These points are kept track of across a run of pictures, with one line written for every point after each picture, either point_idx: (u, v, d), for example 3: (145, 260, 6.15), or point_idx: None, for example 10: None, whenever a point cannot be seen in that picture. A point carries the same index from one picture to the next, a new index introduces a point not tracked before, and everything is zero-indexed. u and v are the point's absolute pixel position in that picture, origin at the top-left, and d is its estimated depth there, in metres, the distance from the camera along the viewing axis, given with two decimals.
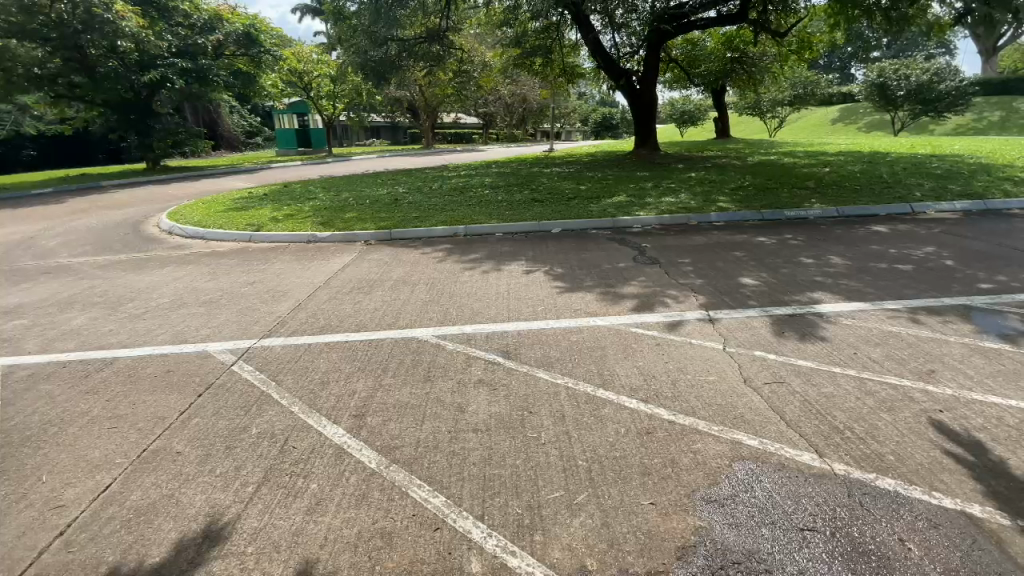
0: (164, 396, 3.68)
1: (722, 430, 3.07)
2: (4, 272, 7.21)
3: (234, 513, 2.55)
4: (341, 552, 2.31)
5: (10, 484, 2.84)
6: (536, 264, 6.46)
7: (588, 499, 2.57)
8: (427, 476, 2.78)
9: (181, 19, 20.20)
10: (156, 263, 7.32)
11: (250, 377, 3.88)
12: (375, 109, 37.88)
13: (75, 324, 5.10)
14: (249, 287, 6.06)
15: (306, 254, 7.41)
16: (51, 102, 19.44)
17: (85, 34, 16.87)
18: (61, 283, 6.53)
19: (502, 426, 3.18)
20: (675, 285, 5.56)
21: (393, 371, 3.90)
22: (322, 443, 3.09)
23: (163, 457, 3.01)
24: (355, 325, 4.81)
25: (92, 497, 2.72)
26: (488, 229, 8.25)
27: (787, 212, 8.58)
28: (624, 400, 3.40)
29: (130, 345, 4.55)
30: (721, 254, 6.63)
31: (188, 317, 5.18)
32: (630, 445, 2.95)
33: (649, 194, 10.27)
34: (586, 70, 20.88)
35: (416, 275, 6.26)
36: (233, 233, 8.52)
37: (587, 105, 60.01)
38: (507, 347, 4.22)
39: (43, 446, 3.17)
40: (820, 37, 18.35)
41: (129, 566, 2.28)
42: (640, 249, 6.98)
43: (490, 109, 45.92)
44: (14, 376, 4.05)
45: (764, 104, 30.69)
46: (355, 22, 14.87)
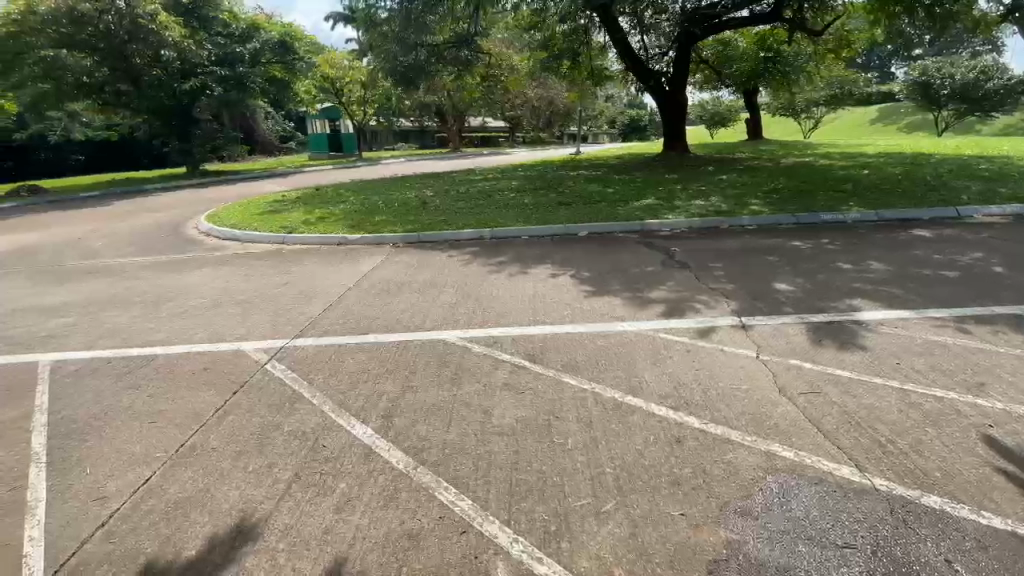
0: (202, 392, 3.80)
1: (756, 441, 2.97)
2: (53, 271, 7.57)
3: (266, 510, 2.60)
4: (368, 553, 2.32)
5: (56, 476, 2.97)
6: (562, 268, 6.42)
7: (615, 507, 2.53)
8: (452, 479, 2.78)
9: (221, 29, 21.00)
10: (192, 264, 7.58)
11: (283, 376, 3.97)
12: (404, 112, 38.58)
13: (117, 323, 5.32)
14: (280, 288, 6.21)
15: (336, 256, 7.56)
16: (99, 108, 20.36)
17: (130, 43, 17.72)
18: (104, 283, 6.83)
19: (528, 430, 3.17)
20: (705, 290, 5.44)
21: (421, 373, 3.93)
22: (351, 442, 3.14)
23: (199, 453, 3.10)
24: (383, 326, 4.87)
25: (132, 490, 2.82)
26: (515, 233, 8.24)
27: (823, 216, 8.31)
28: (653, 407, 3.33)
29: (168, 343, 4.72)
30: (752, 259, 6.46)
31: (222, 317, 5.34)
32: (659, 453, 2.90)
33: (678, 198, 10.09)
34: (614, 72, 20.77)
35: (443, 277, 6.32)
36: (267, 235, 8.78)
37: (614, 108, 59.63)
38: (533, 351, 4.20)
39: (87, 438, 3.31)
40: (859, 35, 17.84)
41: (165, 559, 2.35)
42: (670, 252, 6.86)
43: (517, 113, 46.11)
44: (60, 372, 4.25)
45: (798, 105, 29.95)
46: (386, 29, 15.15)
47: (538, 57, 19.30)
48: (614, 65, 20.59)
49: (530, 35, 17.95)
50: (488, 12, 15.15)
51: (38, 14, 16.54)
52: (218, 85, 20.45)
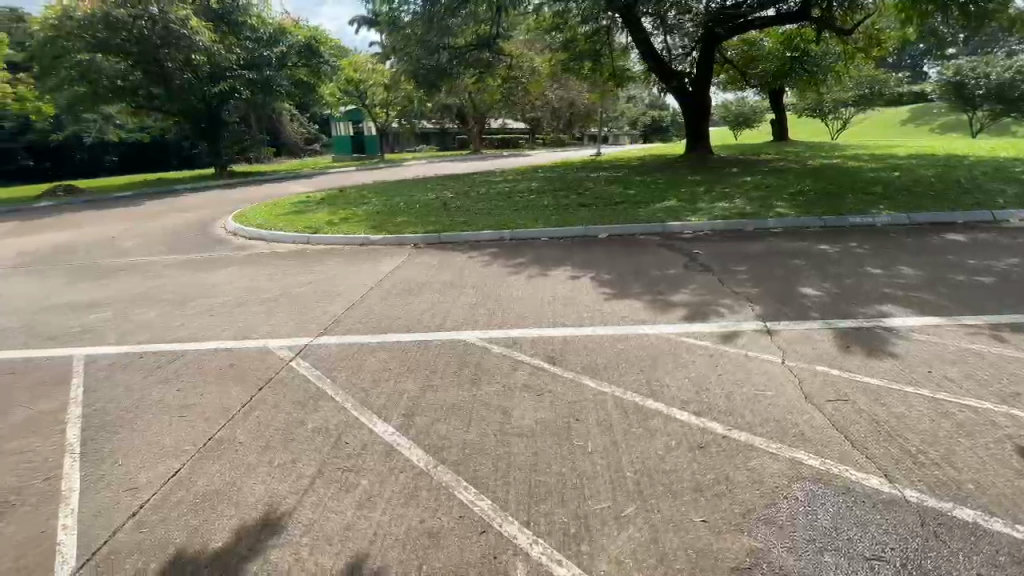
0: (229, 387, 3.90)
1: (781, 448, 2.91)
2: (88, 268, 7.86)
3: (290, 504, 2.66)
4: (389, 549, 2.35)
5: (90, 466, 3.08)
6: (582, 270, 6.40)
7: (635, 512, 2.50)
8: (472, 478, 2.80)
9: (250, 32, 21.36)
10: (220, 263, 7.78)
11: (307, 373, 4.05)
12: (425, 113, 38.93)
13: (148, 319, 5.49)
14: (304, 287, 6.32)
15: (358, 257, 7.67)
16: (133, 112, 21.06)
17: (163, 48, 18.38)
18: (136, 280, 7.06)
19: (547, 432, 3.16)
20: (728, 293, 5.36)
21: (441, 373, 3.95)
22: (373, 439, 3.18)
23: (226, 447, 3.18)
24: (404, 326, 4.93)
25: (162, 481, 2.91)
26: (534, 234, 8.24)
27: (850, 219, 8.11)
28: (675, 412, 3.30)
29: (196, 339, 4.86)
30: (777, 262, 6.33)
31: (248, 314, 5.47)
32: (681, 458, 2.86)
33: (700, 200, 9.96)
34: (636, 73, 20.59)
35: (463, 278, 6.35)
36: (291, 235, 8.97)
37: (636, 110, 59.12)
38: (552, 353, 4.20)
39: (120, 431, 3.43)
40: (890, 33, 17.37)
41: (193, 549, 2.42)
42: (691, 255, 6.78)
43: (537, 114, 46.02)
44: (95, 366, 4.41)
45: (825, 106, 29.22)
46: (409, 32, 15.34)
47: (559, 58, 19.32)
48: (637, 65, 20.40)
49: (552, 36, 17.99)
50: (511, 15, 15.26)
51: (75, 19, 17.41)
52: (245, 88, 20.78)
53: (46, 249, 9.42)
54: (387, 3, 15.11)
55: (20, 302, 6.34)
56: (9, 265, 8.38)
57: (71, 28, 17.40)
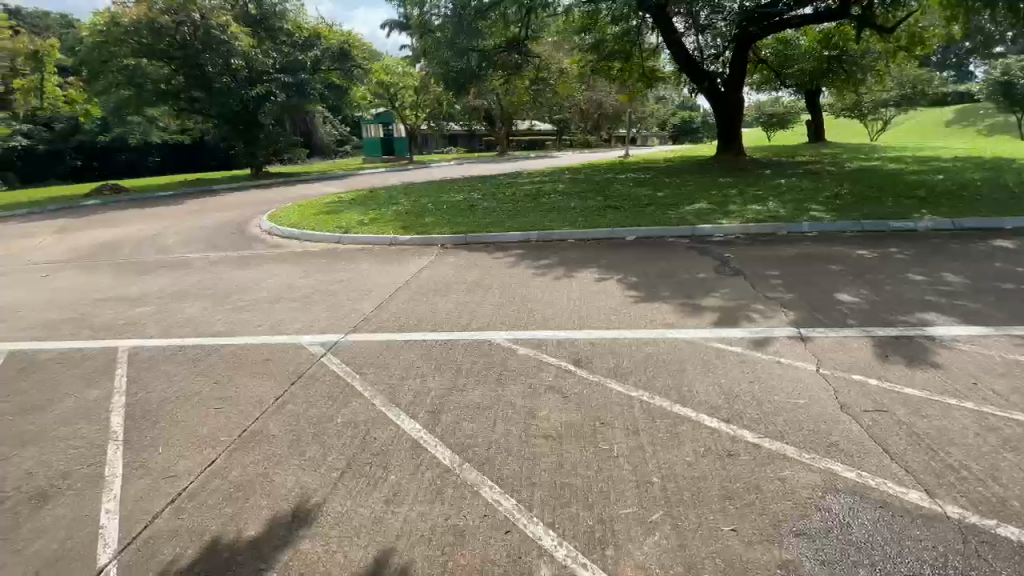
0: (263, 381, 4.02)
1: (814, 459, 2.83)
2: (133, 264, 8.22)
3: (320, 497, 2.72)
4: (416, 545, 2.38)
5: (132, 454, 3.22)
6: (609, 272, 6.35)
7: (662, 518, 2.47)
8: (497, 478, 2.81)
9: (285, 38, 21.97)
10: (255, 261, 8.03)
11: (337, 369, 4.14)
12: (454, 115, 39.34)
13: (188, 314, 5.71)
14: (335, 285, 6.47)
15: (388, 256, 7.81)
16: (175, 114, 21.90)
17: (204, 53, 19.20)
18: (176, 276, 7.34)
19: (573, 434, 3.15)
20: (760, 298, 5.24)
21: (467, 372, 3.98)
22: (400, 435, 3.23)
23: (260, 439, 3.27)
24: (432, 325, 4.99)
25: (199, 470, 3.02)
26: (561, 236, 8.22)
27: (890, 223, 7.81)
28: (703, 418, 3.24)
29: (232, 334, 5.02)
30: (812, 267, 6.15)
31: (282, 311, 5.62)
32: (709, 466, 2.81)
33: (731, 202, 9.75)
34: (667, 73, 20.30)
35: (490, 279, 6.38)
36: (323, 234, 9.19)
37: (665, 111, 58.37)
38: (579, 355, 4.18)
39: (160, 420, 3.57)
40: (934, 31, 16.68)
41: (228, 537, 2.50)
42: (722, 259, 6.65)
43: (565, 115, 45.92)
44: (137, 357, 4.61)
45: (864, 107, 28.26)
46: (439, 36, 15.54)
47: (588, 59, 19.30)
48: (666, 65, 20.13)
49: (581, 37, 18.06)
50: (539, 17, 15.34)
51: (122, 25, 18.05)
52: (281, 91, 21.29)
53: (93, 246, 9.88)
54: (417, 7, 15.26)
55: (71, 295, 6.68)
56: (60, 260, 8.84)
57: (119, 33, 18.03)
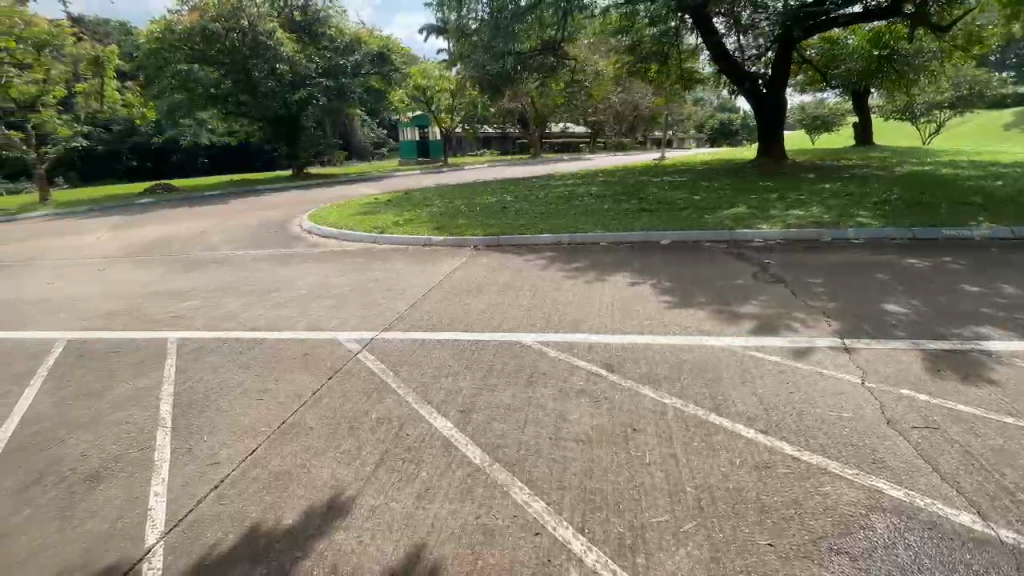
0: (302, 375, 4.16)
1: (857, 475, 2.71)
2: (182, 260, 8.63)
3: (354, 490, 2.79)
4: (446, 542, 2.41)
5: (179, 440, 3.38)
6: (642, 276, 6.27)
7: (695, 528, 2.42)
8: (528, 480, 2.81)
9: (328, 43, 22.38)
10: (295, 259, 8.29)
11: (371, 366, 4.24)
12: (488, 118, 39.61)
13: (233, 308, 5.95)
14: (370, 284, 6.62)
15: (422, 256, 7.92)
16: (223, 117, 22.83)
17: (251, 59, 20.02)
18: (221, 273, 7.65)
19: (604, 439, 3.12)
20: (802, 307, 5.07)
21: (497, 372, 4.01)
22: (431, 433, 3.27)
23: (298, 431, 3.38)
24: (464, 325, 5.05)
25: (242, 458, 3.15)
26: (594, 239, 8.16)
27: (943, 231, 7.41)
28: (739, 428, 3.16)
29: (274, 329, 5.20)
30: (858, 275, 5.90)
31: (321, 308, 5.80)
32: (746, 477, 2.73)
33: (772, 207, 9.46)
34: (706, 75, 19.95)
35: (522, 281, 6.40)
36: (358, 234, 9.41)
37: (702, 112, 57.07)
38: (611, 360, 4.15)
39: (205, 409, 3.74)
40: (994, 29, 15.81)
41: (267, 525, 2.59)
42: (762, 265, 6.47)
43: (599, 118, 45.56)
44: (186, 349, 4.83)
45: (917, 109, 27.00)
46: (476, 39, 15.65)
47: (624, 61, 19.24)
48: (705, 67, 19.66)
49: (617, 39, 17.92)
50: (576, 19, 15.18)
51: (176, 32, 19.31)
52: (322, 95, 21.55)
53: (147, 242, 10.42)
54: (455, 11, 15.45)
55: (125, 288, 7.06)
56: (116, 255, 9.34)
57: (174, 39, 19.28)
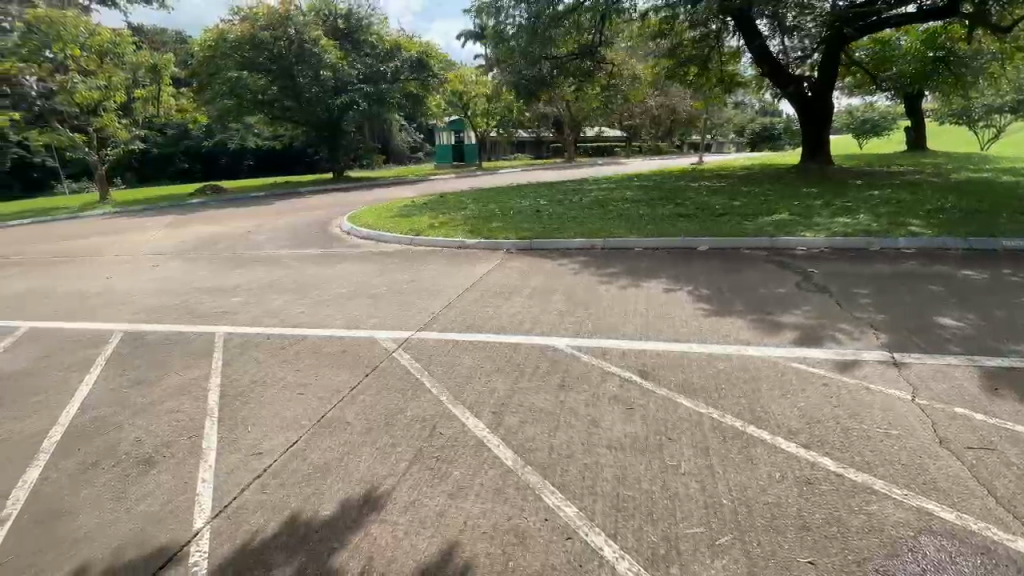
0: (341, 371, 4.29)
1: (906, 495, 2.59)
2: (229, 258, 9.01)
3: (389, 486, 2.86)
4: (478, 541, 2.44)
5: (225, 430, 3.54)
6: (678, 283, 6.17)
7: (731, 542, 2.37)
8: (559, 484, 2.81)
9: (369, 50, 22.95)
10: (334, 259, 8.54)
11: (407, 364, 4.34)
12: (523, 122, 39.84)
13: (276, 305, 6.19)
14: (405, 284, 6.75)
15: (456, 259, 8.02)
16: (269, 123, 23.72)
17: (296, 65, 20.79)
18: (264, 271, 7.96)
19: (637, 447, 3.09)
20: (847, 318, 4.88)
21: (530, 375, 4.04)
22: (464, 432, 3.32)
23: (337, 425, 3.49)
24: (496, 327, 5.09)
25: (283, 450, 3.27)
26: (628, 244, 8.08)
27: (1003, 241, 6.99)
28: (779, 442, 3.07)
29: (314, 326, 5.38)
30: (909, 287, 5.63)
31: (358, 307, 5.95)
32: (785, 493, 2.65)
33: (817, 214, 9.15)
34: (747, 78, 19.47)
35: (555, 285, 6.38)
36: (395, 236, 9.62)
37: (743, 116, 55.70)
38: (644, 366, 4.10)
39: (249, 401, 3.90)
40: None
41: (306, 515, 2.68)
42: (805, 274, 6.26)
43: (636, 121, 45.12)
44: (232, 342, 5.06)
45: (975, 112, 25.58)
46: (512, 44, 15.79)
47: (663, 65, 18.89)
48: (746, 70, 19.25)
49: (656, 44, 17.73)
50: (614, 23, 15.31)
51: (228, 41, 20.31)
52: (364, 101, 21.95)
53: (197, 240, 10.95)
54: (493, 17, 15.50)
55: (177, 284, 7.43)
56: (169, 252, 9.85)
57: (225, 48, 20.28)
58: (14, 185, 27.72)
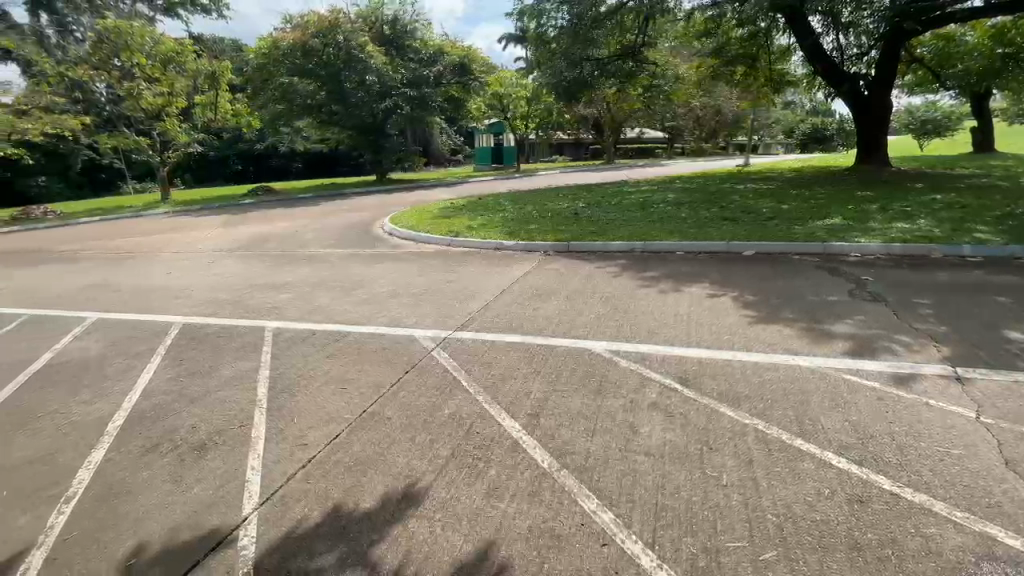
0: (382, 368, 4.40)
1: (967, 519, 2.43)
2: (278, 256, 9.40)
3: (427, 481, 2.91)
4: (514, 542, 2.46)
5: (272, 421, 3.69)
6: (721, 288, 6.01)
7: (776, 558, 2.29)
8: (596, 490, 2.79)
9: (414, 55, 23.48)
10: (376, 259, 8.77)
11: (445, 363, 4.42)
12: (563, 123, 39.73)
13: (322, 302, 6.41)
14: (444, 285, 6.85)
15: (495, 260, 8.08)
16: (317, 127, 24.56)
17: (344, 72, 21.47)
18: (310, 269, 8.26)
19: (677, 456, 3.03)
20: (904, 329, 4.62)
21: (566, 378, 4.02)
22: (500, 433, 3.35)
23: (377, 421, 3.58)
24: (533, 328, 5.11)
25: (326, 442, 3.39)
26: (669, 248, 7.93)
27: None
28: (829, 457, 2.94)
29: (357, 324, 5.54)
30: (975, 298, 5.27)
31: (399, 306, 6.09)
32: (835, 510, 2.54)
33: (872, 219, 8.70)
34: (798, 77, 18.73)
35: (594, 288, 6.33)
36: (435, 237, 9.78)
37: (792, 116, 53.63)
38: (684, 374, 4.01)
39: (296, 394, 4.06)
40: None
41: (347, 507, 2.77)
42: (859, 281, 5.97)
43: (678, 122, 44.25)
44: (280, 337, 5.27)
45: None
46: (555, 46, 15.76)
47: (708, 65, 18.52)
48: (799, 69, 18.53)
49: (702, 43, 17.44)
50: (658, 22, 15.33)
51: (281, 49, 21.25)
52: (407, 104, 22.71)
53: (248, 239, 11.47)
54: (535, 20, 15.72)
55: (229, 280, 7.82)
56: (222, 250, 10.36)
57: (277, 55, 21.23)
58: (85, 185, 29.74)
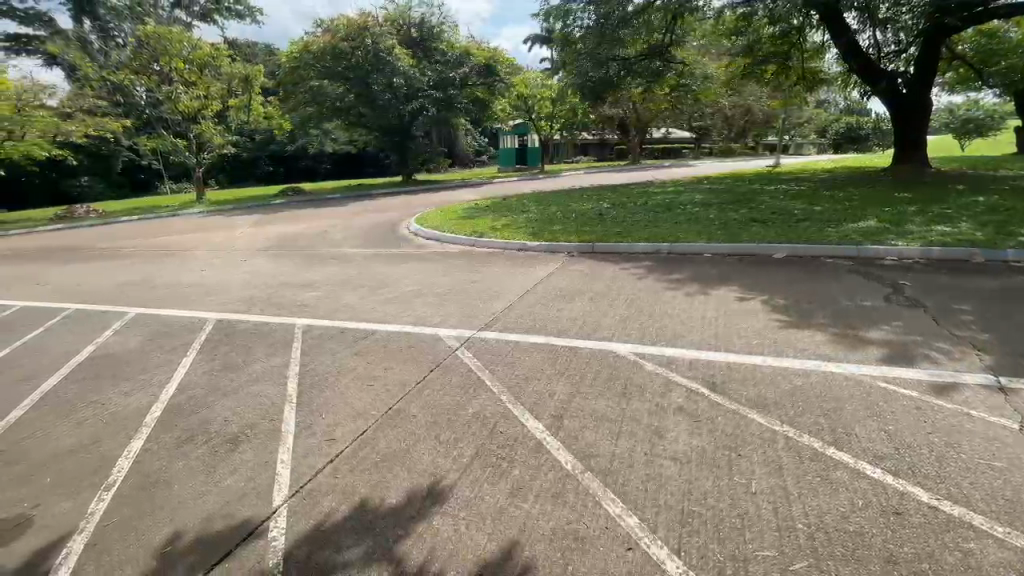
0: (407, 366, 4.46)
1: (1009, 534, 2.33)
2: (306, 255, 9.62)
3: (451, 479, 2.94)
4: (537, 542, 2.46)
5: (301, 416, 3.78)
6: (749, 291, 5.89)
7: (806, 568, 2.24)
8: (620, 493, 2.77)
9: (440, 56, 23.64)
10: (402, 258, 8.89)
11: (469, 362, 4.45)
12: (588, 123, 39.45)
13: (349, 300, 6.53)
14: (468, 285, 6.89)
15: (519, 261, 8.10)
16: (345, 128, 25.02)
17: (372, 74, 21.70)
18: (338, 268, 8.43)
19: (704, 461, 2.99)
20: (943, 336, 4.45)
21: (591, 381, 3.99)
22: (524, 433, 3.36)
23: (403, 418, 3.63)
24: (557, 329, 5.09)
25: (354, 437, 3.46)
26: (695, 249, 7.81)
27: None
28: (863, 467, 2.85)
29: (383, 322, 5.63)
30: (1019, 304, 5.04)
31: (424, 305, 6.16)
32: (869, 521, 2.47)
33: (910, 221, 8.38)
34: (832, 75, 18.20)
35: (618, 290, 6.29)
36: (459, 237, 9.85)
37: (827, 115, 51.95)
38: (711, 378, 3.95)
39: (324, 390, 4.15)
40: None
41: (373, 502, 2.82)
42: (895, 286, 5.77)
43: (707, 122, 43.37)
44: (308, 334, 5.40)
45: None
46: (580, 46, 15.68)
47: (739, 64, 18.15)
48: (832, 67, 18.07)
49: (732, 41, 17.09)
50: (686, 21, 15.11)
51: (312, 53, 21.74)
52: (433, 105, 22.89)
53: (278, 237, 11.77)
54: (561, 21, 15.72)
55: (260, 278, 8.04)
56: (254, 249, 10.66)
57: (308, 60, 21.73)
58: (126, 185, 31.01)
